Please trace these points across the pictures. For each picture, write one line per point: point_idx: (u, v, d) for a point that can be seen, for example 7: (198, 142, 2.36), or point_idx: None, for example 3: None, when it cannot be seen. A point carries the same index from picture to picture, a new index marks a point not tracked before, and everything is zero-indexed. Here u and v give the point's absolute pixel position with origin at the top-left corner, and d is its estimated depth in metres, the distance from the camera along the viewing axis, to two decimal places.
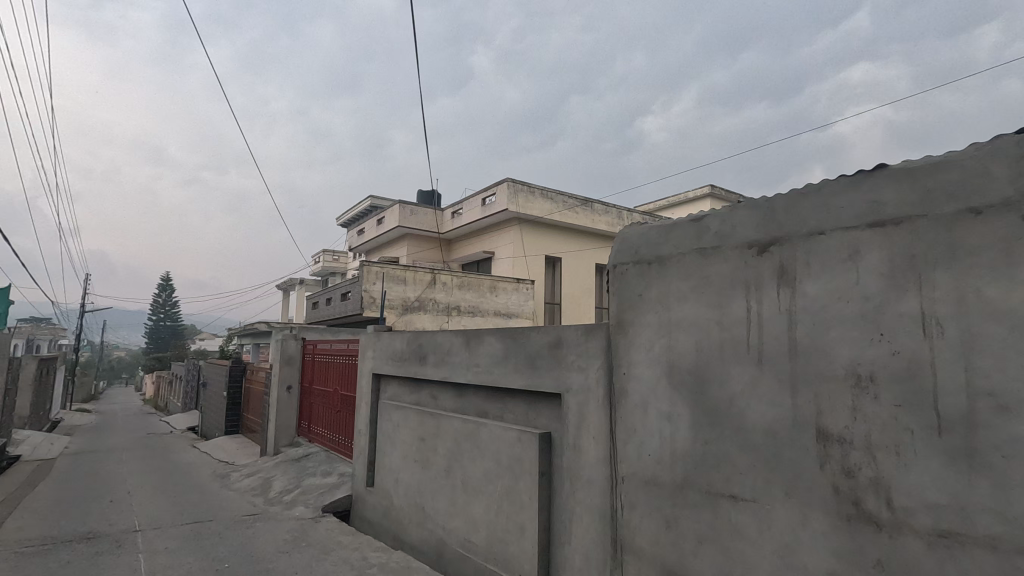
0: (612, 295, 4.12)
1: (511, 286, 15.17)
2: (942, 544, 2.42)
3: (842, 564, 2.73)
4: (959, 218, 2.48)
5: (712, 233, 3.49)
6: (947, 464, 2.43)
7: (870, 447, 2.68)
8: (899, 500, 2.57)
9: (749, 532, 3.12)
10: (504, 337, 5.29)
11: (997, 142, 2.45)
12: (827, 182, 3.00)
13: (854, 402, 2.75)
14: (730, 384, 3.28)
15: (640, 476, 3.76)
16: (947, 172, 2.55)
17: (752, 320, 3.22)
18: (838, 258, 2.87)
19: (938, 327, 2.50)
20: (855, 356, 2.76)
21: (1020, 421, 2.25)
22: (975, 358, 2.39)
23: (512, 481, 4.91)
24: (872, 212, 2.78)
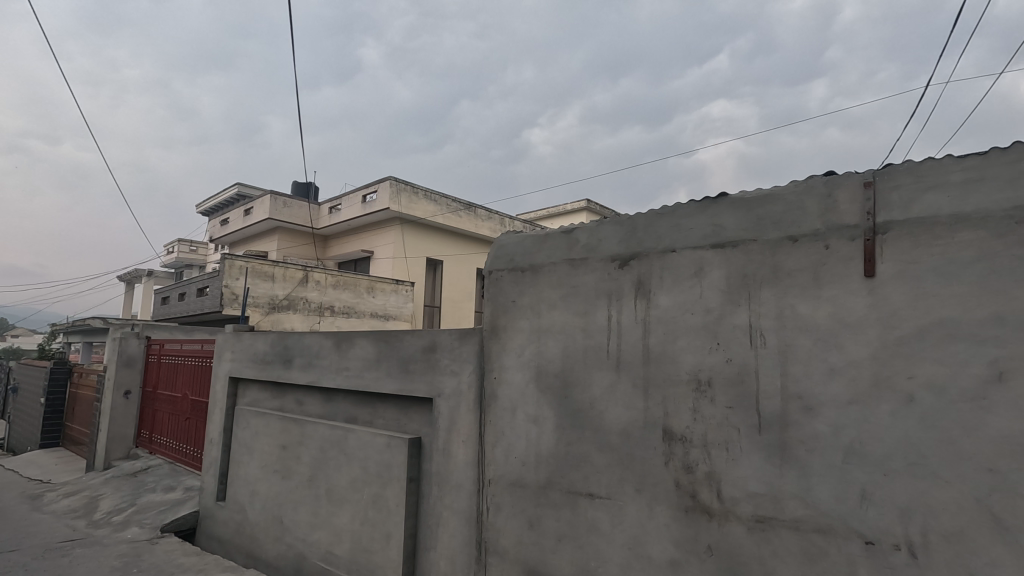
0: (487, 300, 4.18)
1: (390, 287, 14.82)
2: (758, 528, 2.78)
3: (681, 553, 3.01)
4: (781, 244, 2.87)
5: (582, 245, 3.68)
6: (765, 458, 2.79)
7: (706, 444, 2.99)
8: (727, 491, 2.89)
9: (603, 527, 3.33)
10: (377, 340, 5.14)
11: (810, 181, 2.87)
12: (679, 205, 3.31)
13: (695, 404, 3.05)
14: (591, 388, 3.49)
15: (507, 478, 3.85)
16: (773, 204, 2.94)
17: (613, 328, 3.45)
18: (686, 274, 3.18)
19: (762, 338, 2.87)
20: (697, 362, 3.07)
21: (820, 420, 2.65)
22: (789, 366, 2.77)
23: (379, 488, 4.77)
24: (714, 234, 3.11)
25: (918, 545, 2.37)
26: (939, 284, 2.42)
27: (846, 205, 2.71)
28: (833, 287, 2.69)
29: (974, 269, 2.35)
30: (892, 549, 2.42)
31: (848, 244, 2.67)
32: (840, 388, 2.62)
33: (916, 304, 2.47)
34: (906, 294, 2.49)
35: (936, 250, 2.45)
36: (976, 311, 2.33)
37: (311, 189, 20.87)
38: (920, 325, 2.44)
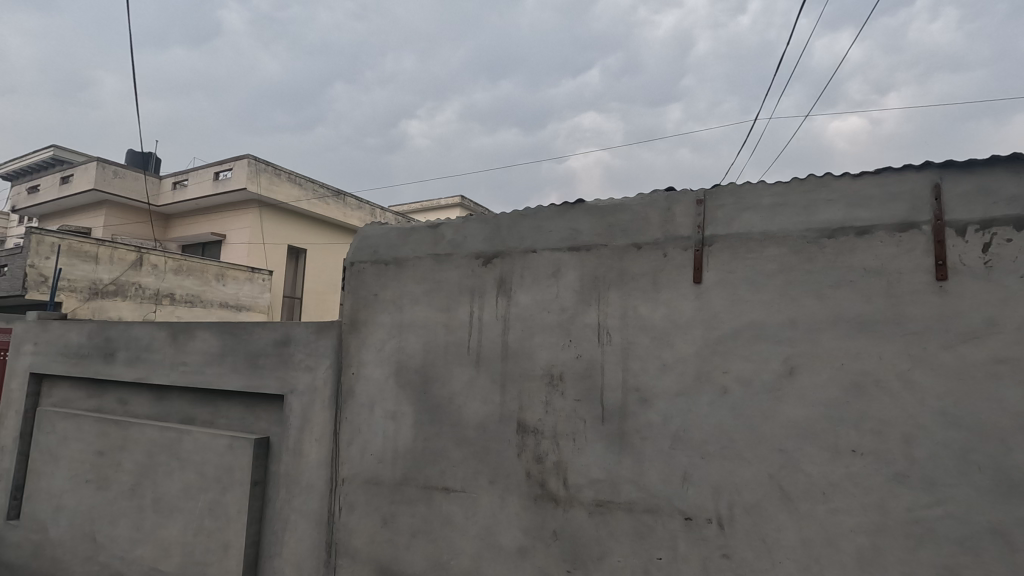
0: (347, 293, 4.01)
1: (243, 274, 13.51)
2: (598, 511, 3.01)
3: (529, 539, 3.15)
4: (627, 250, 3.13)
5: (447, 241, 3.69)
6: (606, 447, 3.03)
7: (556, 436, 3.17)
8: (572, 479, 3.09)
9: (457, 520, 3.37)
10: (221, 332, 4.68)
11: (654, 194, 3.16)
12: (541, 207, 3.45)
13: (547, 397, 3.22)
14: (451, 383, 3.51)
15: (361, 477, 3.73)
16: (622, 213, 3.19)
17: (474, 324, 3.50)
18: (544, 274, 3.34)
19: (608, 336, 3.11)
20: (551, 358, 3.24)
21: (653, 410, 2.94)
22: (630, 361, 3.04)
23: (218, 494, 4.36)
24: (571, 238, 3.30)
25: (725, 518, 2.73)
26: (750, 291, 2.81)
27: (681, 218, 3.03)
28: (668, 291, 2.99)
29: (776, 280, 2.76)
30: (705, 522, 2.76)
31: (682, 252, 2.99)
32: (670, 382, 2.92)
33: (732, 308, 2.84)
34: (725, 299, 2.85)
35: (749, 262, 2.83)
36: (776, 315, 2.74)
37: (151, 160, 18.40)
38: (735, 327, 2.81)
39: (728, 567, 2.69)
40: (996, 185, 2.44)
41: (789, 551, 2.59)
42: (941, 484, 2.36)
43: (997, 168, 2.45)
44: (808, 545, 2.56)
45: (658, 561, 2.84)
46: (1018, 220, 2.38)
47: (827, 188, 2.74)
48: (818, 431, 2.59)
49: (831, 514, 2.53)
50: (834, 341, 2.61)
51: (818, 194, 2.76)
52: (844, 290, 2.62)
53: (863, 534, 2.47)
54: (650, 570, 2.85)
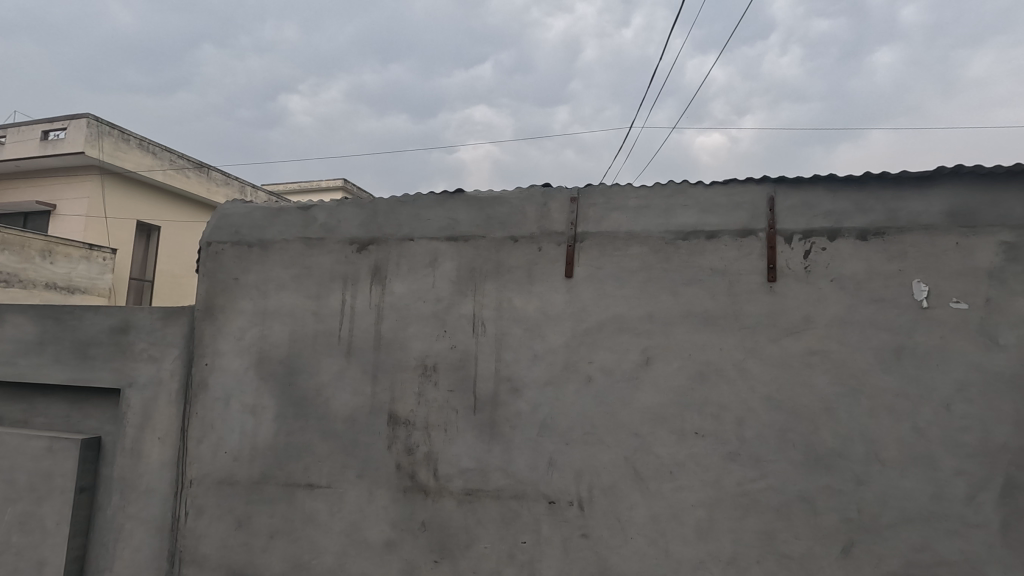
0: (201, 275, 3.63)
1: (77, 252, 11.56)
2: (467, 500, 3.03)
3: (397, 532, 3.10)
4: (504, 242, 3.18)
5: (319, 224, 3.48)
6: (477, 436, 3.06)
7: (427, 426, 3.14)
8: (443, 469, 3.09)
9: (320, 518, 3.21)
10: (40, 317, 4.01)
11: (531, 189, 3.23)
12: (420, 195, 3.38)
13: (420, 388, 3.18)
14: (318, 374, 3.33)
15: (212, 477, 3.42)
16: (501, 206, 3.23)
17: (346, 313, 3.35)
18: (421, 263, 3.28)
19: (482, 327, 3.14)
20: (425, 349, 3.20)
21: (522, 400, 3.03)
22: (503, 352, 3.09)
23: (30, 505, 3.73)
24: (449, 227, 3.28)
25: (585, 500, 2.89)
26: (615, 287, 2.99)
27: (556, 214, 3.14)
28: (541, 284, 3.09)
29: (638, 277, 2.97)
30: (566, 505, 2.90)
31: (555, 247, 3.10)
32: (539, 371, 3.02)
33: (598, 302, 3.00)
34: (593, 293, 3.01)
35: (615, 259, 3.01)
36: (637, 310, 2.94)
37: None
38: (600, 320, 2.98)
39: (586, 546, 2.86)
40: (816, 201, 2.82)
41: (639, 527, 2.81)
42: (764, 460, 2.70)
43: (818, 186, 2.83)
44: (656, 521, 2.79)
45: (523, 544, 2.93)
46: (832, 232, 2.77)
47: (685, 194, 3.00)
48: (668, 416, 2.83)
49: (676, 491, 2.78)
50: (685, 334, 2.86)
51: (676, 199, 3.00)
52: (694, 288, 2.89)
53: (702, 507, 2.74)
54: (515, 554, 2.94)
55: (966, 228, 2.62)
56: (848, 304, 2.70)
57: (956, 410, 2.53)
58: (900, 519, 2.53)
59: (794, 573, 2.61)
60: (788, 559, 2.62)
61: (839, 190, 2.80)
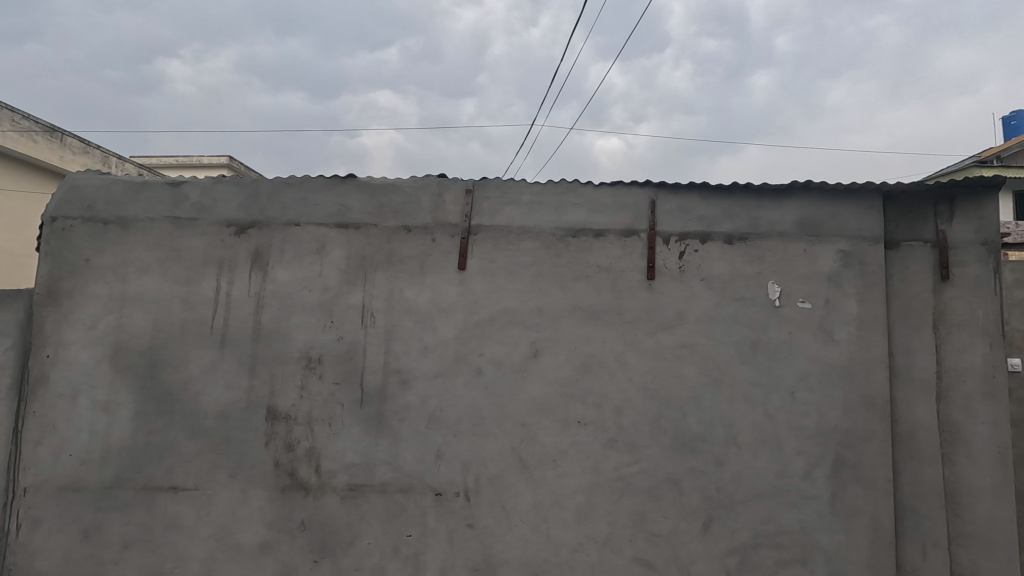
0: (42, 254, 3.16)
1: None
2: (350, 496, 2.94)
3: (273, 533, 2.93)
4: (397, 232, 3.11)
5: (190, 203, 3.18)
6: (363, 430, 2.98)
7: (309, 421, 3.00)
8: (325, 465, 2.96)
9: (186, 522, 2.95)
10: None
11: (426, 179, 3.18)
12: (308, 177, 3.21)
13: (303, 381, 3.02)
14: (186, 367, 3.05)
15: (53, 484, 3.01)
16: (394, 194, 3.16)
17: (220, 301, 3.10)
18: (307, 250, 3.12)
19: (372, 318, 3.05)
20: (309, 340, 3.05)
21: (411, 392, 2.99)
22: (392, 344, 3.03)
23: None
24: (339, 214, 3.14)
25: (471, 490, 2.91)
26: (506, 280, 3.03)
27: (451, 206, 3.13)
28: (434, 276, 3.06)
29: (529, 271, 3.04)
30: (453, 496, 2.91)
31: (449, 239, 3.09)
32: (429, 363, 3.00)
33: (490, 295, 3.03)
34: (485, 286, 3.03)
35: (508, 253, 3.06)
36: (527, 303, 3.01)
37: None
38: (491, 312, 3.01)
39: (471, 536, 2.89)
40: (691, 206, 3.05)
41: (523, 514, 2.89)
42: (638, 446, 2.88)
43: (693, 192, 3.06)
44: (539, 507, 2.88)
45: (408, 538, 2.90)
46: (703, 235, 3.02)
47: (575, 193, 3.11)
48: (553, 406, 2.93)
49: (558, 478, 2.89)
50: (571, 328, 2.98)
51: (567, 197, 3.10)
52: (581, 284, 3.01)
53: (582, 493, 2.88)
54: (399, 548, 2.90)
55: (812, 237, 2.97)
56: (715, 302, 2.96)
57: (799, 397, 2.87)
58: (751, 495, 2.82)
59: (661, 549, 2.82)
60: (656, 536, 2.83)
61: (711, 197, 3.05)
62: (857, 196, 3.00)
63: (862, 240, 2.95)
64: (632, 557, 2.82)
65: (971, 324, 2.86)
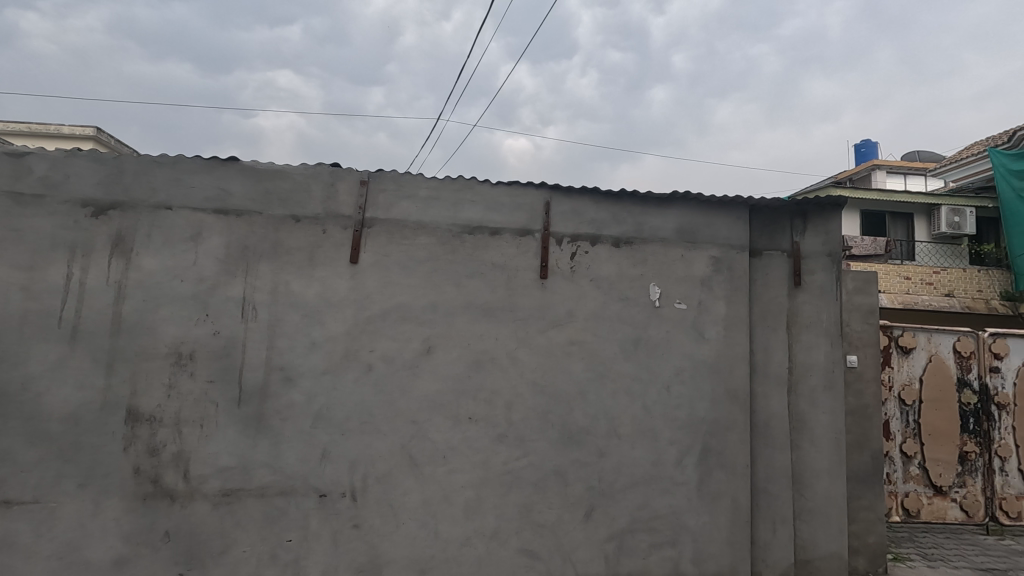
0: None
1: None
2: (223, 502, 2.74)
3: (130, 547, 2.66)
4: (284, 221, 2.95)
5: (36, 177, 2.79)
6: (240, 431, 2.79)
7: (177, 423, 2.76)
8: (195, 470, 2.74)
9: (21, 541, 2.60)
10: None
11: (318, 167, 3.04)
12: (182, 157, 2.94)
13: (171, 379, 2.77)
14: (26, 364, 2.68)
15: None
16: (282, 181, 2.98)
17: (72, 290, 2.75)
18: (180, 236, 2.86)
19: (253, 311, 2.87)
20: (180, 334, 2.80)
21: (296, 390, 2.85)
22: (275, 339, 2.86)
23: None
24: (218, 198, 2.91)
25: (358, 490, 2.83)
26: (400, 275, 2.98)
27: (344, 196, 3.02)
28: (323, 269, 2.94)
29: (424, 267, 3.01)
30: (338, 497, 2.82)
31: (341, 231, 2.98)
32: (317, 360, 2.87)
33: (383, 290, 2.96)
34: (378, 281, 2.96)
35: (403, 247, 3.01)
36: (421, 299, 2.98)
37: None
38: (384, 308, 2.95)
39: (357, 536, 2.81)
40: (583, 209, 3.18)
41: (411, 512, 2.86)
42: (527, 440, 2.96)
43: (585, 195, 3.19)
44: (427, 504, 2.87)
45: (288, 543, 2.77)
46: (593, 237, 3.16)
47: (473, 190, 3.12)
48: (445, 403, 2.93)
49: (448, 474, 2.90)
50: (465, 325, 2.99)
51: (465, 194, 3.11)
52: (476, 281, 3.03)
53: (471, 488, 2.90)
54: (278, 554, 2.75)
55: (689, 243, 3.22)
56: (602, 301, 3.11)
57: (673, 391, 3.09)
58: (629, 483, 3.00)
59: (546, 539, 2.92)
60: (541, 527, 2.92)
61: (602, 201, 3.20)
62: (728, 207, 3.29)
63: (731, 247, 3.25)
64: (518, 548, 2.90)
65: (817, 325, 3.29)
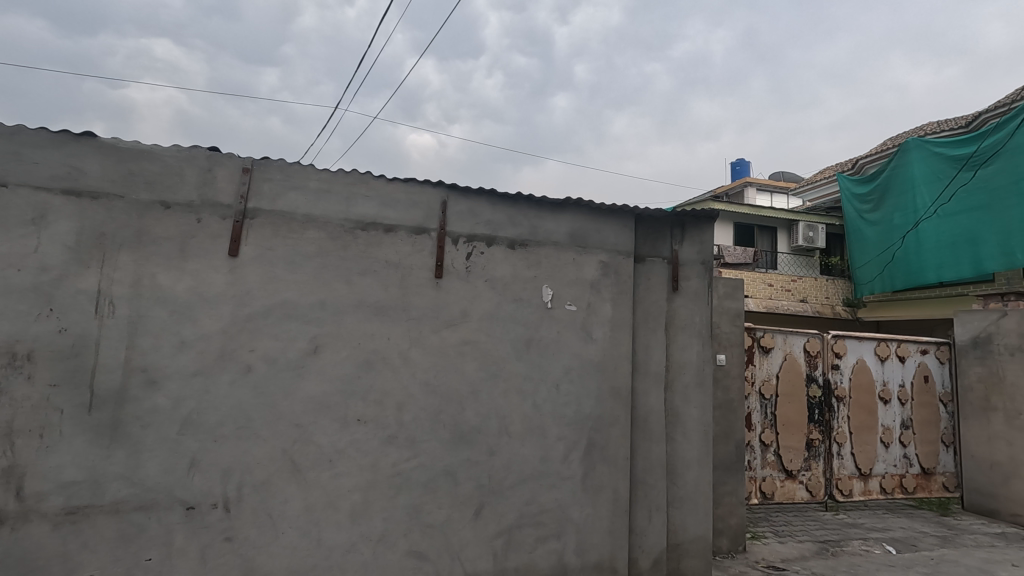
0: None
1: None
2: (68, 522, 2.43)
3: None
4: (150, 207, 2.67)
5: None
6: (91, 440, 2.48)
7: (9, 433, 2.39)
8: (31, 487, 2.40)
9: None
10: None
11: (193, 150, 2.78)
12: (22, 128, 2.55)
13: (1, 383, 2.40)
14: None
15: None
16: (149, 163, 2.70)
17: None
18: (18, 219, 2.49)
19: (110, 306, 2.57)
20: (15, 332, 2.43)
21: (160, 393, 2.59)
22: (137, 338, 2.58)
23: None
24: (68, 177, 2.57)
25: (232, 500, 2.64)
26: (285, 271, 2.82)
27: (223, 183, 2.79)
28: (197, 261, 2.70)
29: (313, 263, 2.87)
30: (208, 509, 2.61)
31: (219, 221, 2.75)
32: (186, 361, 2.63)
33: (266, 286, 2.78)
34: (260, 276, 2.78)
35: (289, 241, 2.84)
36: (308, 296, 2.84)
37: None
38: (266, 305, 2.77)
39: (229, 550, 2.62)
40: (479, 210, 3.21)
41: (292, 520, 2.71)
42: (418, 441, 2.93)
43: (482, 197, 3.21)
44: (310, 511, 2.74)
45: (146, 562, 2.51)
46: (489, 238, 3.20)
47: (367, 185, 3.02)
48: (332, 404, 2.82)
49: (333, 479, 2.78)
50: (356, 323, 2.90)
51: (358, 188, 3.01)
52: (368, 279, 2.95)
53: (358, 491, 2.81)
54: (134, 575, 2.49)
55: (580, 247, 3.37)
56: (496, 302, 3.15)
57: (562, 389, 3.22)
58: (518, 480, 3.07)
59: (434, 539, 2.90)
60: (430, 528, 2.91)
61: (498, 203, 3.24)
62: (617, 215, 3.48)
63: (617, 253, 3.44)
64: (406, 551, 2.86)
65: (691, 327, 3.59)
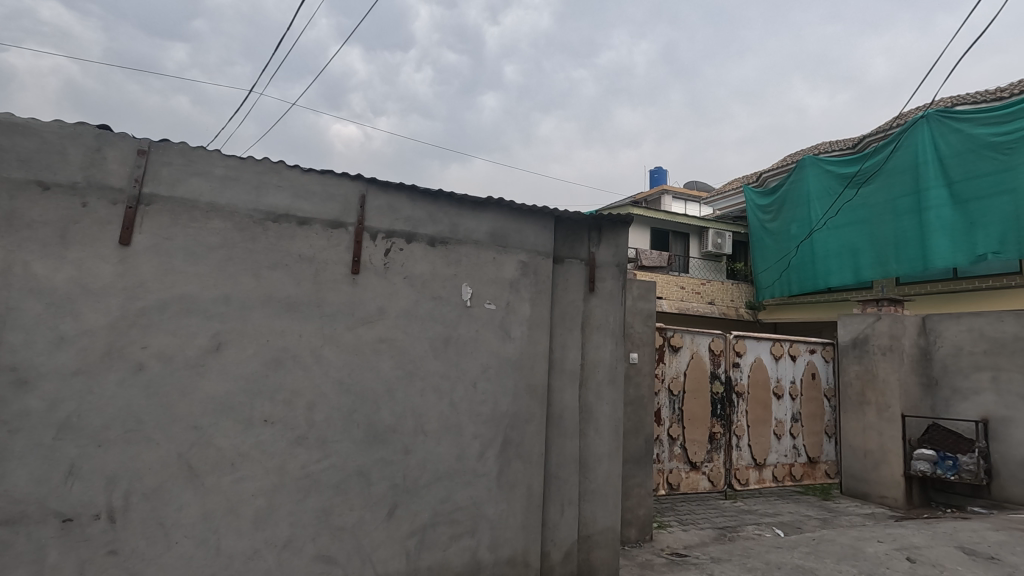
0: None
1: None
2: None
3: None
4: (24, 187, 2.40)
5: None
6: None
7: None
8: None
9: None
10: None
11: (79, 127, 2.53)
12: None
13: None
14: None
15: None
16: (25, 138, 2.43)
17: None
18: None
19: None
20: None
21: (33, 395, 2.33)
22: (5, 332, 2.31)
23: None
24: None
25: (118, 510, 2.43)
26: (185, 262, 2.63)
27: (114, 165, 2.56)
28: (80, 249, 2.46)
29: (217, 254, 2.70)
30: (89, 520, 2.38)
31: (108, 206, 2.52)
32: (65, 359, 2.39)
33: (161, 278, 2.58)
34: (155, 267, 2.57)
35: (190, 231, 2.66)
36: (210, 290, 2.67)
37: None
38: (162, 298, 2.57)
39: (112, 564, 2.40)
40: (399, 206, 3.16)
41: (186, 529, 2.53)
42: (329, 441, 2.84)
43: (403, 192, 3.16)
44: (208, 518, 2.57)
45: None
46: (408, 235, 3.15)
47: (279, 175, 2.89)
48: (235, 405, 2.67)
49: (235, 483, 2.64)
50: (263, 319, 2.76)
51: (269, 177, 2.86)
52: (279, 272, 2.81)
53: (262, 496, 2.68)
54: None
55: (500, 247, 3.40)
56: (414, 300, 3.11)
57: (479, 386, 3.23)
58: (432, 479, 3.06)
59: (344, 542, 2.82)
60: (340, 530, 2.82)
61: (419, 200, 3.21)
62: (537, 216, 3.55)
63: (537, 254, 3.51)
64: (313, 555, 2.75)
65: (605, 327, 3.73)
